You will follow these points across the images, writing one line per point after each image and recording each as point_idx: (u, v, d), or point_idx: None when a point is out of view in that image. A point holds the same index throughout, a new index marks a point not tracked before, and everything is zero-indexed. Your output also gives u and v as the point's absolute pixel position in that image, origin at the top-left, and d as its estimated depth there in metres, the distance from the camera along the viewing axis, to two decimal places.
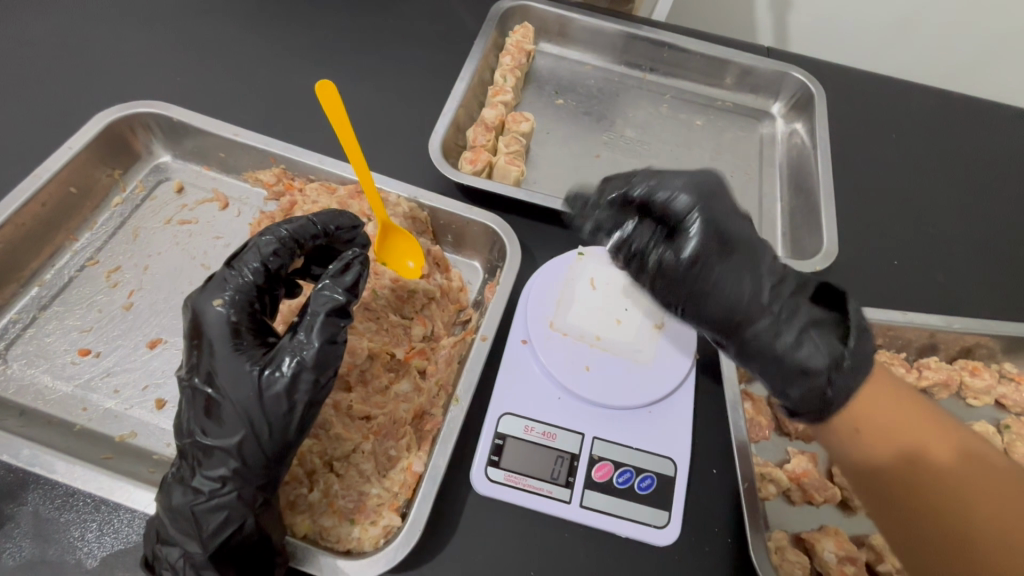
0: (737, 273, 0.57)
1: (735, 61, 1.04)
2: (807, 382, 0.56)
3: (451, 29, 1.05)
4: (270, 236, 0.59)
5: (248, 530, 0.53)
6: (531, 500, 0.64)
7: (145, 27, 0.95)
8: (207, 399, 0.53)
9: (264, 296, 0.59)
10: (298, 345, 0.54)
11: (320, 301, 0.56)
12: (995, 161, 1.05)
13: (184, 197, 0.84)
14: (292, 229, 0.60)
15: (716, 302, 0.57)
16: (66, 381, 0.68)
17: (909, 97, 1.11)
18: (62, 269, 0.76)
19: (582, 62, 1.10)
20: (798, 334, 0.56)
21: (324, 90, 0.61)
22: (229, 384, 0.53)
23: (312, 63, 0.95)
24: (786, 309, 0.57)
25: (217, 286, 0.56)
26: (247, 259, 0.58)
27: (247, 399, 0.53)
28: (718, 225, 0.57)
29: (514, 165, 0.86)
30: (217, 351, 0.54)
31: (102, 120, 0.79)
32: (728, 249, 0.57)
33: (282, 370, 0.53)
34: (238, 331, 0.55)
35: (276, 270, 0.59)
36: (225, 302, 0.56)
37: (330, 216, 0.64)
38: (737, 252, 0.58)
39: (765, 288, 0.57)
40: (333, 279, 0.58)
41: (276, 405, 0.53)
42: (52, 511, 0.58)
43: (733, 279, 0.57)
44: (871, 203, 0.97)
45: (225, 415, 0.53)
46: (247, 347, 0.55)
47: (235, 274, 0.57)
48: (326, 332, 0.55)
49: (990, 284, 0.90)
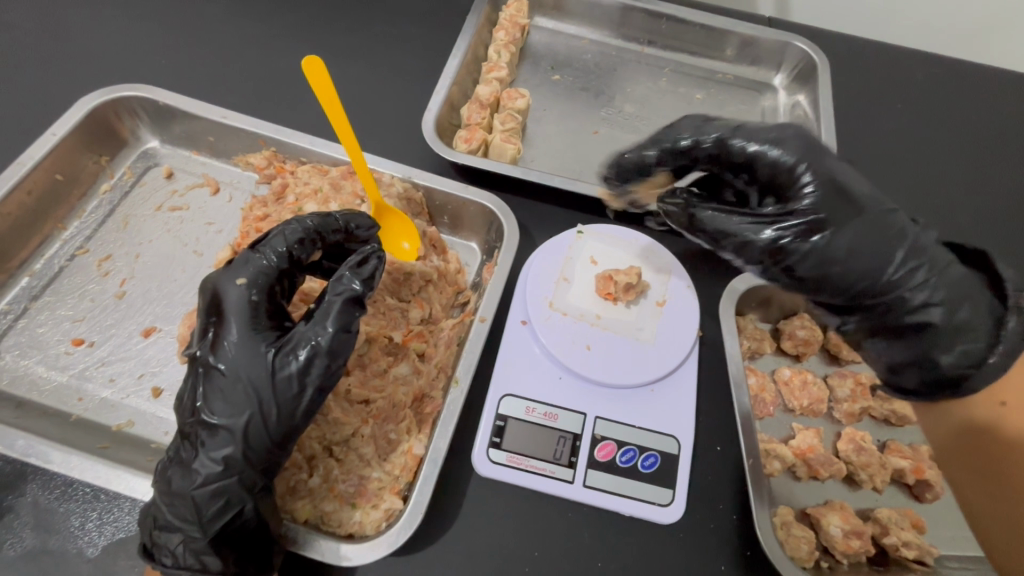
0: (873, 231, 0.57)
1: (736, 32, 1.01)
2: (952, 349, 0.55)
3: (441, 4, 1.02)
4: (295, 224, 0.59)
5: (248, 514, 0.52)
6: (532, 480, 0.64)
7: (126, 8, 0.92)
8: (218, 376, 0.52)
9: (285, 281, 0.59)
10: (312, 331, 0.53)
11: (337, 289, 0.55)
12: (1001, 128, 1.02)
13: (174, 182, 0.83)
14: (318, 221, 0.60)
15: (857, 263, 0.56)
16: (60, 371, 0.67)
17: (912, 65, 1.09)
18: (52, 259, 0.74)
19: (578, 36, 1.06)
20: (948, 292, 0.56)
21: (312, 66, 0.59)
22: (242, 365, 0.52)
23: (298, 43, 0.93)
24: (927, 269, 0.57)
25: (240, 265, 0.56)
26: (273, 243, 0.58)
27: (259, 380, 0.52)
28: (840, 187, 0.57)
29: (510, 143, 0.84)
30: (235, 329, 0.53)
31: (85, 105, 0.77)
32: (853, 213, 0.57)
33: (296, 356, 0.52)
34: (257, 310, 0.55)
35: (299, 259, 0.59)
36: (247, 281, 0.55)
37: (354, 214, 0.64)
38: (861, 219, 0.57)
39: (899, 244, 0.57)
40: (352, 270, 0.56)
41: (287, 387, 0.52)
42: (52, 501, 0.58)
43: (866, 242, 0.56)
44: (875, 175, 0.95)
45: (233, 393, 0.52)
46: (263, 328, 0.54)
47: (258, 256, 0.57)
48: (341, 320, 0.53)
49: (997, 255, 0.88)
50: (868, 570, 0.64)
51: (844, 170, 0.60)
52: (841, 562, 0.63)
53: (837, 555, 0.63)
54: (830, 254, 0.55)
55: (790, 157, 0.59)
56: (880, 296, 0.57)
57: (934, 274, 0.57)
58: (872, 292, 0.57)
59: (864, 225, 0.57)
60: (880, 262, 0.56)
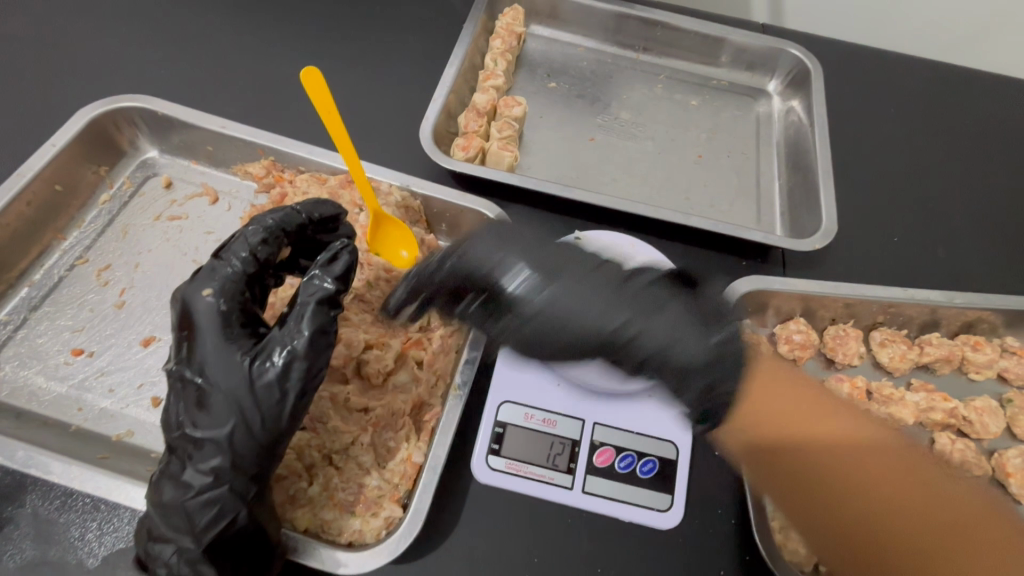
0: (580, 285, 0.68)
1: (730, 39, 1.03)
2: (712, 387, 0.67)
3: (438, 13, 1.02)
4: (256, 226, 0.59)
5: (242, 522, 0.52)
6: (533, 487, 0.64)
7: (126, 19, 0.93)
8: (197, 388, 0.53)
9: (253, 286, 0.58)
10: (288, 335, 0.54)
11: (309, 290, 0.56)
12: (994, 132, 1.03)
13: (173, 192, 0.83)
14: (278, 217, 0.60)
15: (563, 327, 0.67)
16: (60, 382, 0.67)
17: (906, 70, 1.10)
18: (52, 269, 0.75)
19: (574, 43, 1.07)
20: (673, 330, 0.68)
21: (310, 77, 0.60)
22: (220, 374, 0.52)
23: (298, 53, 0.93)
24: (630, 310, 0.67)
25: (205, 277, 0.56)
26: (235, 249, 0.57)
27: (238, 389, 0.52)
28: (537, 258, 0.69)
29: (507, 151, 0.85)
30: (208, 341, 0.53)
31: (85, 116, 0.77)
32: (550, 273, 0.69)
33: (273, 361, 0.53)
34: (229, 320, 0.54)
35: (266, 259, 0.58)
36: (214, 291, 0.55)
37: (315, 204, 0.63)
38: (561, 288, 0.68)
39: (606, 304, 0.67)
40: (323, 269, 0.57)
41: (268, 393, 0.52)
42: (52, 512, 0.58)
43: (569, 308, 0.67)
44: (870, 179, 0.96)
45: (214, 404, 0.52)
46: (237, 337, 0.54)
47: (223, 264, 0.56)
48: (316, 321, 0.54)
49: (991, 259, 0.89)
50: None
51: (573, 272, 0.69)
52: None
53: None
54: (548, 315, 0.67)
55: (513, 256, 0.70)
56: (612, 347, 0.67)
57: (644, 320, 0.67)
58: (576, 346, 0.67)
59: (585, 302, 0.67)
60: (672, 333, 0.68)
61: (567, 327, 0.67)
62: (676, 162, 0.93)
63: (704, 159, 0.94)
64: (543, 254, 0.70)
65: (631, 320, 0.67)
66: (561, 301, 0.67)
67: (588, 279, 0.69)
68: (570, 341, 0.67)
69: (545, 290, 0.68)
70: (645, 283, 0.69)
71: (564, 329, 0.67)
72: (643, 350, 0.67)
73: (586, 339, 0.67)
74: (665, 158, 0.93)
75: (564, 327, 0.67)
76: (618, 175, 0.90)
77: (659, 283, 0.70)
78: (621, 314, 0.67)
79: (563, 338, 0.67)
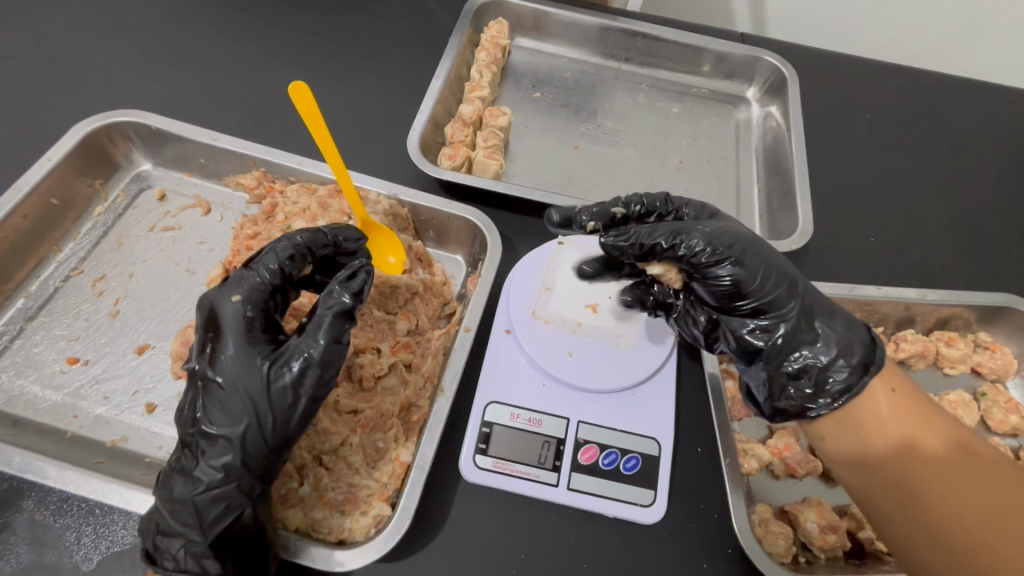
0: (762, 265, 0.60)
1: (710, 48, 1.06)
2: (817, 377, 0.59)
3: (425, 27, 1.05)
4: (285, 241, 0.61)
5: (247, 519, 0.54)
6: (519, 485, 0.65)
7: (119, 36, 0.95)
8: (216, 388, 0.55)
9: (277, 296, 0.61)
10: (305, 344, 0.56)
11: (327, 302, 0.58)
12: (966, 135, 1.07)
13: (167, 204, 0.85)
14: (307, 237, 0.62)
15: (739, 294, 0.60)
16: (55, 390, 0.68)
17: (880, 76, 1.13)
18: (47, 280, 0.76)
19: (558, 54, 1.10)
20: (838, 342, 0.59)
21: (298, 91, 0.62)
22: (240, 377, 0.54)
23: (288, 67, 0.96)
24: (802, 322, 0.60)
25: (234, 283, 0.58)
26: (264, 261, 0.60)
27: (255, 391, 0.54)
28: (744, 240, 0.60)
29: (492, 159, 0.87)
30: (231, 343, 0.56)
31: (80, 131, 0.79)
32: (751, 256, 0.60)
33: (290, 368, 0.55)
34: (252, 325, 0.57)
35: (290, 274, 0.61)
36: (241, 298, 0.57)
37: (341, 228, 0.66)
38: (753, 266, 0.59)
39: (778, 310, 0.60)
40: (342, 284, 0.59)
41: (282, 397, 0.54)
42: (48, 517, 0.59)
43: (752, 281, 0.59)
44: (846, 182, 0.99)
45: (231, 404, 0.54)
46: (258, 343, 0.57)
47: (252, 274, 0.59)
48: (333, 332, 0.56)
49: (964, 258, 0.92)
50: (846, 565, 0.66)
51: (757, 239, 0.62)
52: (819, 557, 0.66)
53: (815, 550, 0.65)
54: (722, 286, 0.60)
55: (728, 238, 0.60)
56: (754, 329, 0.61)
57: (808, 342, 0.59)
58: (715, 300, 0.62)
59: (754, 278, 0.59)
60: (839, 343, 0.59)
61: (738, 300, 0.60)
62: (659, 169, 0.96)
63: (685, 165, 0.97)
64: (743, 235, 0.61)
65: (801, 311, 0.60)
66: (750, 260, 0.59)
67: (766, 259, 0.60)
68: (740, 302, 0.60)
69: (733, 263, 0.59)
70: (775, 258, 0.61)
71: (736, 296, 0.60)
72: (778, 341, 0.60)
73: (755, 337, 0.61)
74: (647, 164, 0.96)
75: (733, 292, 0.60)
76: (601, 181, 0.92)
77: (831, 316, 0.61)
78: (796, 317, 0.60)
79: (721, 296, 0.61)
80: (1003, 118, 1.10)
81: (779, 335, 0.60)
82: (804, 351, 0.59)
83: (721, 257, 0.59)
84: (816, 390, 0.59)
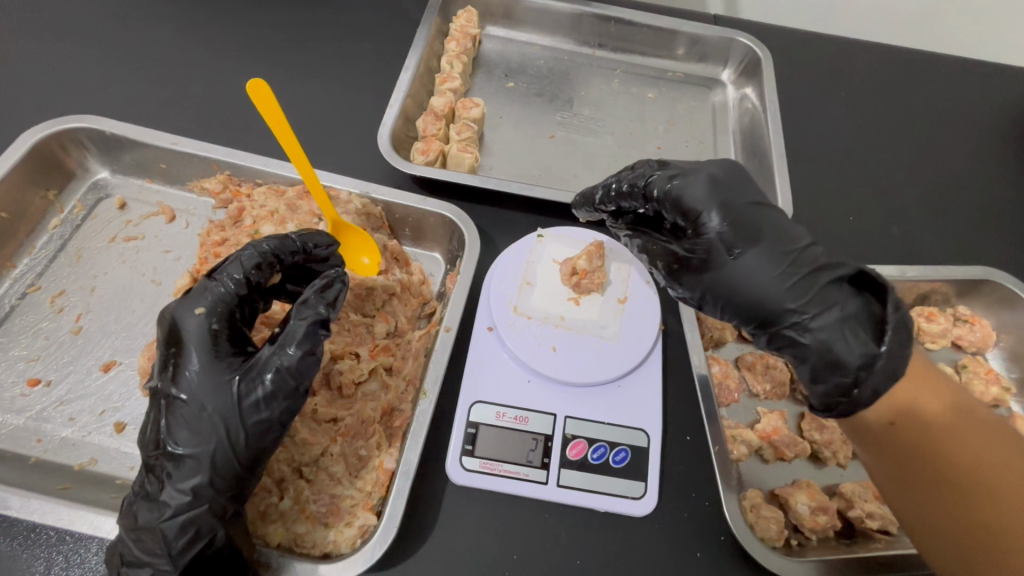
0: (764, 254, 0.57)
1: (683, 31, 1.04)
2: (835, 372, 0.54)
3: (391, 18, 1.02)
4: (251, 249, 0.58)
5: (219, 543, 0.52)
6: (508, 485, 0.64)
7: (66, 38, 0.90)
8: (181, 407, 0.52)
9: (244, 307, 0.58)
10: (276, 356, 0.53)
11: (299, 313, 0.55)
12: (938, 109, 1.07)
13: (128, 212, 0.81)
14: (274, 244, 0.59)
15: (742, 290, 0.57)
16: (16, 414, 0.65)
17: (853, 54, 1.13)
18: (3, 299, 0.73)
19: (531, 42, 1.08)
20: (849, 324, 0.54)
21: (257, 89, 0.59)
22: (206, 394, 0.52)
23: (250, 65, 0.92)
24: (817, 303, 0.55)
25: (197, 295, 0.56)
26: (228, 270, 0.57)
27: (224, 408, 0.52)
28: (739, 211, 0.59)
29: (467, 152, 0.85)
30: (196, 359, 0.53)
31: (28, 139, 0.75)
32: (754, 236, 0.58)
33: (261, 382, 0.53)
34: (218, 339, 0.54)
35: (257, 283, 0.58)
36: (206, 310, 0.55)
37: (311, 233, 0.63)
38: (759, 243, 0.57)
39: (796, 278, 0.56)
40: (317, 294, 0.56)
41: (254, 413, 0.52)
42: (14, 548, 0.56)
43: (750, 267, 0.57)
44: (824, 162, 0.99)
45: (197, 422, 0.52)
46: (225, 356, 0.54)
47: (216, 284, 0.56)
48: (306, 343, 0.54)
49: (942, 232, 0.93)
50: (836, 544, 0.66)
51: (760, 210, 0.59)
52: (810, 538, 0.66)
53: (806, 531, 0.65)
54: (717, 278, 0.58)
55: (707, 205, 0.59)
56: (767, 318, 0.57)
57: (819, 309, 0.55)
58: (733, 306, 0.59)
59: (751, 260, 0.57)
60: (853, 317, 0.54)
61: (739, 294, 0.58)
62: (637, 155, 0.94)
63: (662, 150, 0.96)
64: (739, 200, 0.60)
65: (810, 300, 0.55)
66: (747, 235, 0.58)
67: (764, 240, 0.57)
68: (746, 297, 0.57)
69: (727, 240, 0.58)
70: (779, 227, 0.59)
71: (738, 287, 0.57)
72: (800, 326, 0.56)
73: (761, 313, 0.58)
74: (625, 151, 0.95)
75: (733, 284, 0.58)
76: (579, 171, 0.91)
77: (842, 282, 0.56)
78: (804, 295, 0.55)
79: (726, 294, 0.58)
80: (974, 91, 1.10)
81: (788, 324, 0.56)
82: (808, 334, 0.55)
83: (726, 241, 0.58)
84: (844, 395, 0.55)
